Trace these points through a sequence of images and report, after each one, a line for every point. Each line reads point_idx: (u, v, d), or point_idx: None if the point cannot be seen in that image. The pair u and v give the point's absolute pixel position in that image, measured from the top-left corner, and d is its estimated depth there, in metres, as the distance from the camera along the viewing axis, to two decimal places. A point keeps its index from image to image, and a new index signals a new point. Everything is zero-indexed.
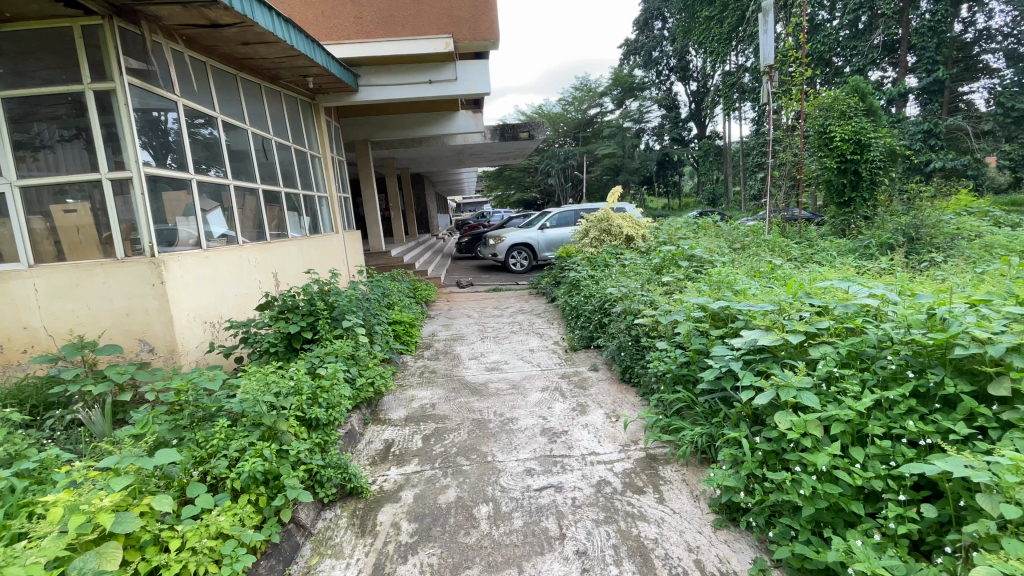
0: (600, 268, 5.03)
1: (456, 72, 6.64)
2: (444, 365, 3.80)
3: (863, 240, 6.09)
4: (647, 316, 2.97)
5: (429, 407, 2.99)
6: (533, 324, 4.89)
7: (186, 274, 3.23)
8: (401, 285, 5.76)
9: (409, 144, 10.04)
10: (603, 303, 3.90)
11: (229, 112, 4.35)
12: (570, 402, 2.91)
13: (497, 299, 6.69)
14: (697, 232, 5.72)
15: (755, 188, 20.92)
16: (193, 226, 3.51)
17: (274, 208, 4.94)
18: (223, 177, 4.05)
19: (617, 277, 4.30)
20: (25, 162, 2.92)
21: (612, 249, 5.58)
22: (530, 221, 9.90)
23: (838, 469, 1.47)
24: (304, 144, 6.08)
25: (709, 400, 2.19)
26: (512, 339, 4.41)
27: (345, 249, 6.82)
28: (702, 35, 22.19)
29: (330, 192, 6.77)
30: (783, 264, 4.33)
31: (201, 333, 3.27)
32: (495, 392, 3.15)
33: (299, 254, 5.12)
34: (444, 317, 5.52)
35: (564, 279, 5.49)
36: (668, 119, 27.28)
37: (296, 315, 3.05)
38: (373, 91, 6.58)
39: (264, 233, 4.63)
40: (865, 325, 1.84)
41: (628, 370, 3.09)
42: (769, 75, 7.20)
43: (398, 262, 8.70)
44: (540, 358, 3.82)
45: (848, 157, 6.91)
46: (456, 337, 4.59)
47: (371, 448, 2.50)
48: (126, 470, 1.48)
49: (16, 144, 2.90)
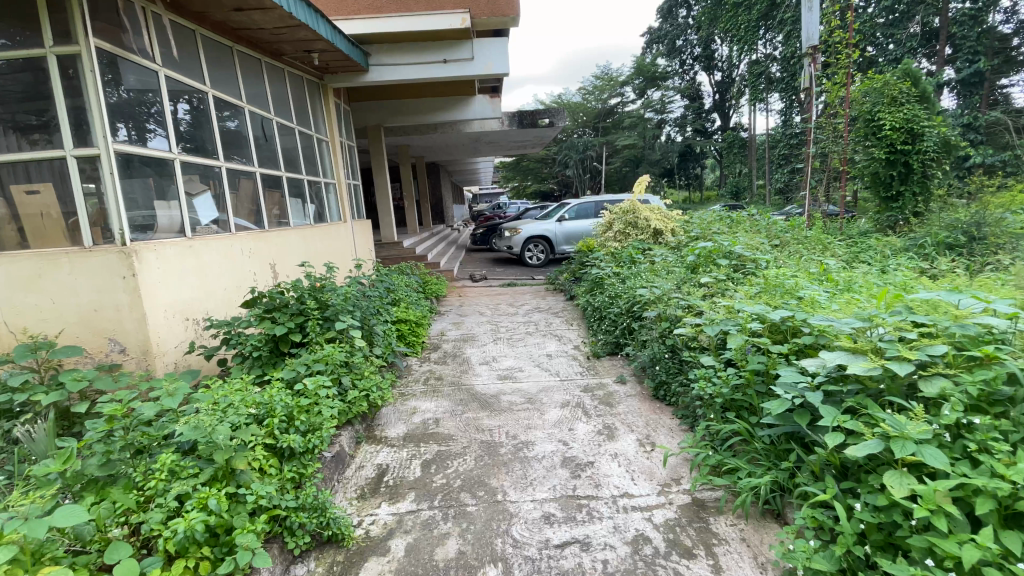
0: (626, 264, 4.58)
1: (473, 51, 6.20)
2: (452, 371, 3.42)
3: (915, 239, 5.51)
4: (689, 325, 2.54)
5: (432, 423, 2.60)
6: (551, 325, 4.47)
7: (165, 266, 2.88)
8: (410, 279, 5.38)
9: (423, 131, 9.64)
10: (633, 306, 3.46)
11: (224, 89, 3.99)
12: (595, 423, 2.50)
13: (512, 295, 6.27)
14: (733, 227, 5.21)
15: (782, 182, 20.20)
16: (176, 210, 3.16)
17: (274, 193, 4.59)
18: (216, 158, 3.69)
19: (647, 276, 3.85)
20: (39, 144, 2.62)
21: (638, 244, 5.12)
22: (548, 213, 9.44)
23: (988, 566, 1.08)
24: (311, 126, 5.72)
25: (773, 436, 1.78)
26: (528, 342, 4.00)
27: (353, 238, 6.48)
28: (728, 23, 21.34)
29: (338, 178, 6.40)
30: (837, 266, 3.83)
31: (180, 331, 2.94)
32: (508, 406, 2.74)
33: (301, 244, 4.78)
34: (455, 315, 5.12)
35: (585, 277, 5.05)
36: (690, 110, 26.44)
37: (283, 313, 2.67)
38: (384, 72, 6.17)
39: (262, 221, 4.28)
40: (999, 356, 1.40)
41: (664, 387, 2.67)
42: (811, 57, 6.64)
43: (409, 253, 8.35)
44: (558, 365, 3.41)
45: (898, 146, 6.27)
46: (466, 338, 4.20)
47: (361, 476, 2.12)
48: (12, 536, 1.10)
49: (30, 128, 2.61)
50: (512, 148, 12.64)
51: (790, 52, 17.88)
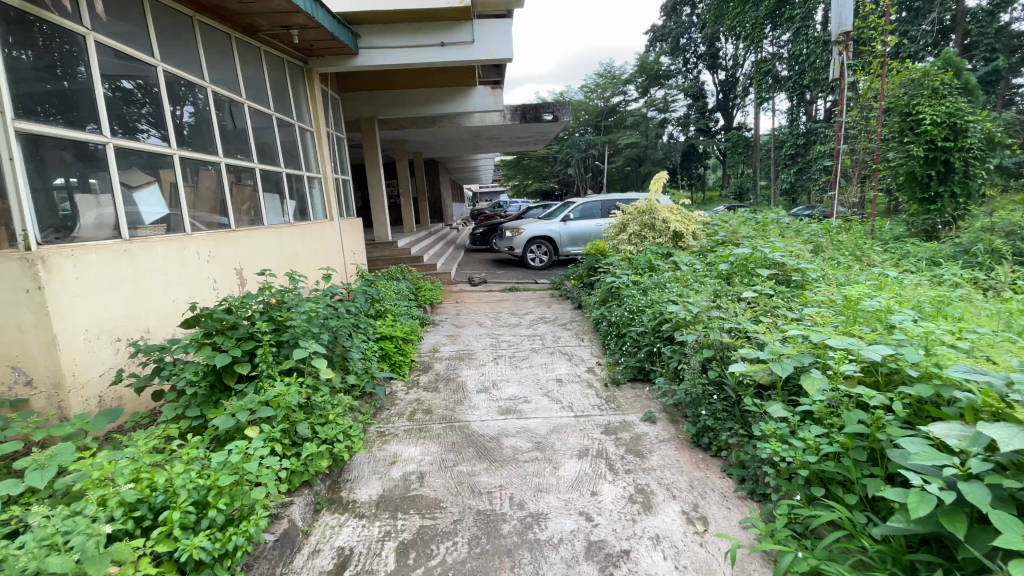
0: (645, 272, 4.03)
1: (473, 34, 5.65)
2: (444, 400, 2.86)
3: (962, 244, 4.95)
4: (747, 358, 1.98)
5: (415, 478, 2.05)
6: (559, 341, 3.91)
7: (87, 275, 2.32)
8: (400, 285, 4.82)
9: (421, 124, 9.09)
10: (661, 324, 2.91)
11: (184, 66, 3.43)
12: (624, 484, 1.95)
13: (513, 302, 5.70)
14: (763, 230, 4.65)
15: (788, 182, 19.64)
16: (108, 208, 2.60)
17: (244, 187, 4.02)
18: (171, 146, 3.14)
19: (675, 287, 3.30)
20: None
21: (657, 248, 4.56)
22: (552, 212, 8.87)
23: None
24: (292, 115, 5.15)
25: (889, 532, 1.29)
26: (534, 363, 3.44)
27: (341, 238, 5.91)
28: (734, 21, 20.78)
29: (325, 172, 5.82)
30: (900, 280, 3.26)
31: (107, 356, 2.37)
32: (512, 455, 2.18)
33: (277, 245, 4.23)
34: (449, 326, 4.55)
35: (598, 285, 4.50)
36: (694, 109, 25.89)
37: (229, 337, 2.10)
38: (375, 55, 5.59)
39: (228, 219, 3.71)
40: None
41: (712, 434, 2.12)
42: (843, 46, 6.10)
43: (403, 254, 7.79)
44: (571, 394, 2.87)
45: (938, 143, 5.71)
46: (463, 356, 3.64)
47: (313, 567, 1.56)
48: None
49: None
50: (514, 144, 12.08)
51: (798, 50, 17.38)
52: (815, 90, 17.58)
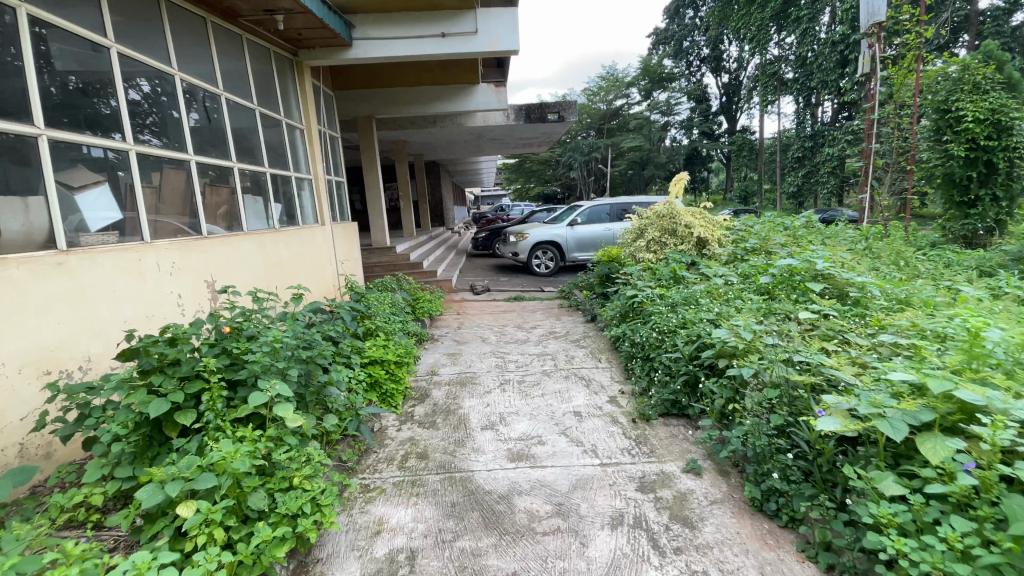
0: (669, 284, 3.59)
1: (477, 24, 5.23)
2: (442, 438, 2.42)
3: (1011, 252, 4.51)
4: (841, 410, 1.53)
5: (406, 558, 1.60)
6: (573, 362, 3.47)
7: (4, 293, 1.88)
8: (396, 296, 4.39)
9: (421, 123, 8.68)
10: (701, 350, 2.46)
11: (150, 52, 2.99)
12: (675, 571, 1.50)
13: (519, 314, 5.24)
14: (798, 237, 4.23)
15: (795, 185, 19.14)
16: (39, 213, 2.15)
17: (219, 189, 3.59)
18: (129, 141, 2.71)
19: (710, 303, 2.86)
20: None
21: (680, 255, 4.12)
22: (558, 216, 8.45)
23: None
24: (279, 111, 4.72)
25: None
26: (546, 391, 2.97)
27: (333, 244, 5.48)
28: (739, 23, 20.37)
29: (316, 173, 5.38)
30: (975, 296, 2.79)
31: (30, 394, 1.93)
32: (529, 523, 1.74)
33: (257, 253, 3.79)
34: (449, 342, 4.09)
35: (615, 297, 4.06)
36: (698, 112, 25.48)
37: (169, 377, 1.65)
38: (372, 47, 5.15)
39: (198, 224, 3.27)
40: None
41: (782, 499, 1.68)
42: (874, 39, 5.73)
43: (401, 260, 7.36)
44: (594, 431, 2.43)
45: (981, 142, 5.26)
46: (465, 380, 3.20)
47: None
48: None
49: None
50: (517, 146, 11.65)
51: (805, 52, 16.93)
52: (823, 92, 17.17)
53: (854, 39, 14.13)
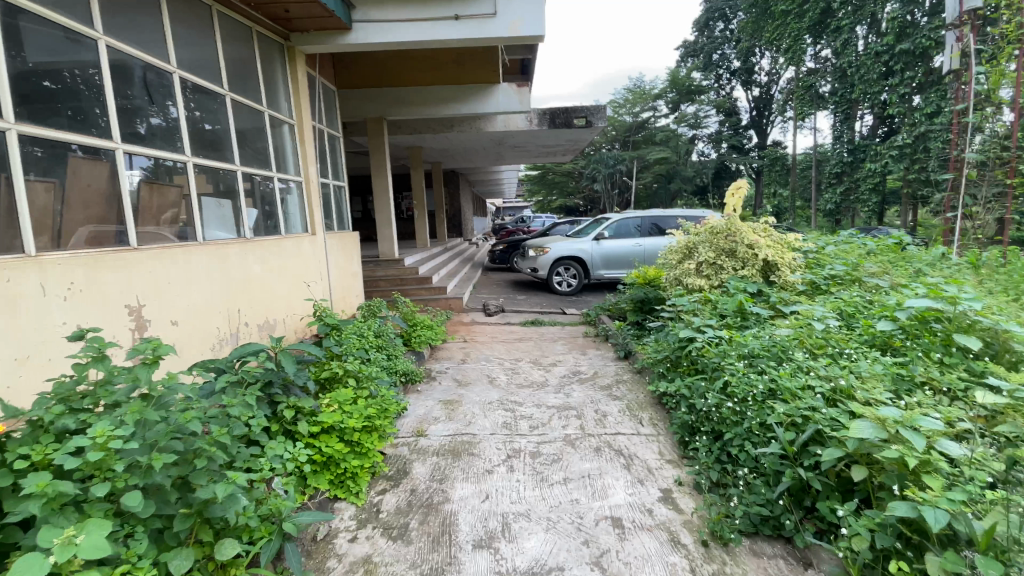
0: (735, 323, 2.75)
1: (495, 5, 4.48)
2: (413, 560, 1.61)
3: None
4: None
5: None
6: (607, 423, 2.62)
7: None
8: (388, 324, 3.62)
9: (436, 126, 7.98)
10: (814, 445, 1.60)
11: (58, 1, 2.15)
12: None
13: (536, 344, 4.38)
14: (892, 263, 3.32)
15: (833, 203, 17.78)
16: None
17: (166, 188, 2.82)
18: (9, 117, 1.88)
19: (810, 360, 1.99)
20: None
21: (744, 283, 3.27)
22: (583, 228, 7.62)
23: None
24: (261, 101, 4.00)
25: None
26: (570, 474, 2.12)
27: (324, 258, 4.75)
28: (771, 34, 19.27)
29: (307, 173, 4.64)
30: None
31: None
32: None
33: (214, 269, 3.04)
34: (447, 384, 3.29)
35: (659, 335, 3.23)
36: (727, 125, 24.35)
37: None
38: (375, 31, 4.45)
39: (129, 233, 2.47)
40: None
41: None
42: (962, 32, 4.82)
43: (409, 274, 6.63)
44: (643, 561, 1.58)
45: None
46: (461, 447, 2.38)
47: None
48: None
49: None
50: (540, 154, 10.88)
51: (845, 64, 15.69)
52: (864, 104, 15.88)
53: (901, 49, 12.90)
